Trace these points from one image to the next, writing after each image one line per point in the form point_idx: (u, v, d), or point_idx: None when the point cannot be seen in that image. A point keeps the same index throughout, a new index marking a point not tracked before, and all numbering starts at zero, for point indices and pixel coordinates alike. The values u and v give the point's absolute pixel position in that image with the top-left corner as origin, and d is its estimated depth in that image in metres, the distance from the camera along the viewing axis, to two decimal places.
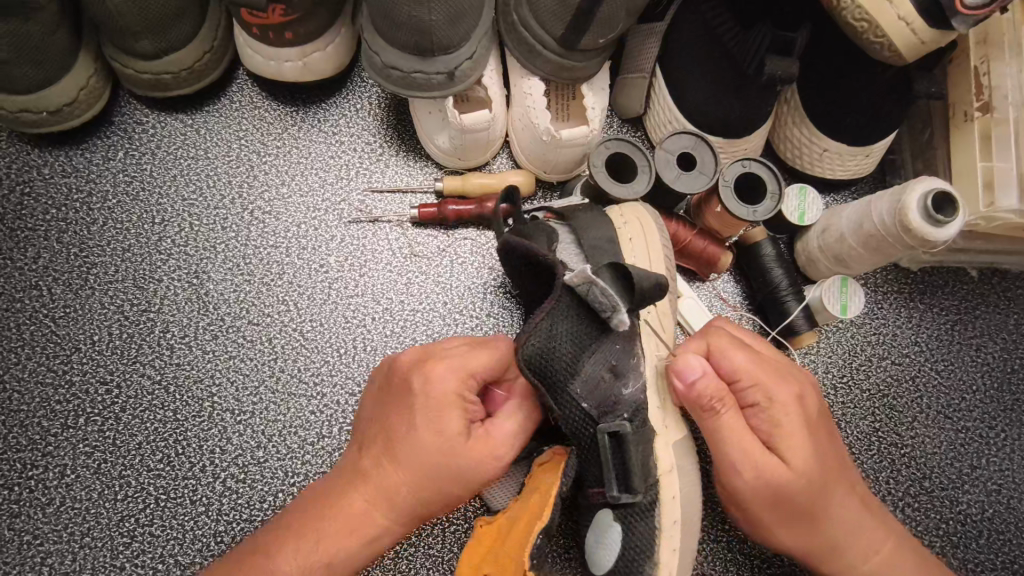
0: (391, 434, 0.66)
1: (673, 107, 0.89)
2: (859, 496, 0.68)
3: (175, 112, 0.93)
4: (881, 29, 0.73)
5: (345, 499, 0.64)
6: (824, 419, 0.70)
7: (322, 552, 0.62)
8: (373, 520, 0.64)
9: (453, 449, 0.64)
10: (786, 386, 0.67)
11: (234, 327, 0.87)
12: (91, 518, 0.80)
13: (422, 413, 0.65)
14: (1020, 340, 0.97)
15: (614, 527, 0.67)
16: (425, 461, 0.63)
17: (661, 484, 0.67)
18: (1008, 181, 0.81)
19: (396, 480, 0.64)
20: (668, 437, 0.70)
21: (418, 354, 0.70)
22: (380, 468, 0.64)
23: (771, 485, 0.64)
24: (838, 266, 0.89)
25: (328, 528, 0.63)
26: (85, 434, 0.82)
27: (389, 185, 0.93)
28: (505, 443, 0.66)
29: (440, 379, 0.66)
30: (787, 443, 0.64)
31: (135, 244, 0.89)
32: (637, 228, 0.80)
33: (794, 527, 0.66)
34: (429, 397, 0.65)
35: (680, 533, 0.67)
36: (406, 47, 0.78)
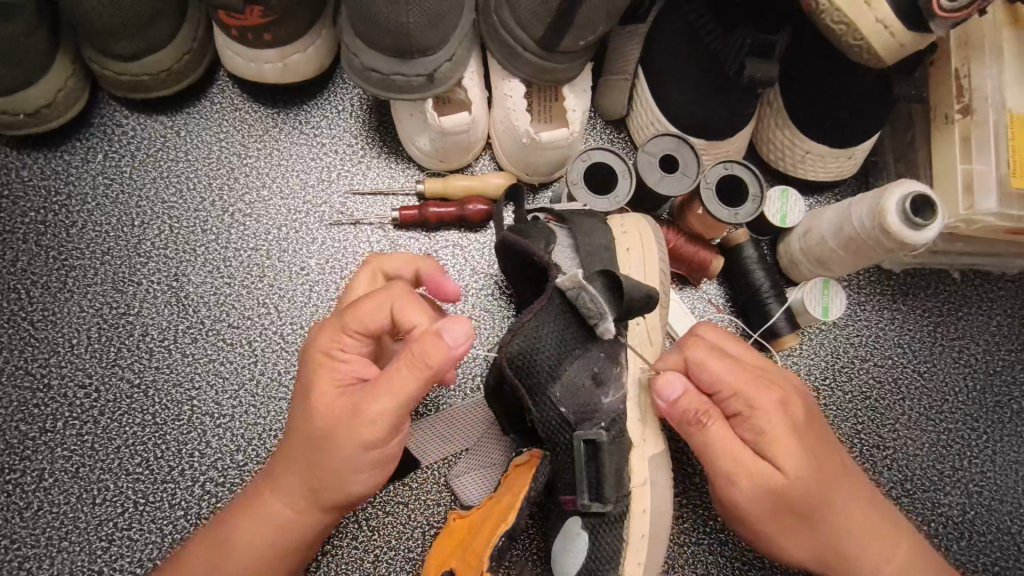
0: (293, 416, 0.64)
1: (656, 109, 0.90)
2: (859, 494, 0.67)
3: (156, 114, 0.92)
4: (860, 31, 0.72)
5: (252, 492, 0.64)
6: (816, 420, 0.68)
7: (231, 547, 0.62)
8: (270, 508, 0.62)
9: (327, 425, 0.59)
10: (771, 391, 0.66)
11: (214, 330, 0.86)
12: (70, 522, 0.79)
13: (305, 392, 0.62)
14: (1002, 341, 0.97)
15: (581, 536, 0.67)
16: (304, 443, 0.61)
17: (632, 497, 0.67)
18: (987, 183, 0.81)
19: (285, 466, 0.62)
20: (643, 451, 0.70)
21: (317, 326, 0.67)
22: (279, 456, 0.63)
23: (766, 494, 0.63)
24: (820, 268, 0.89)
25: (239, 523, 0.63)
26: (63, 438, 0.82)
27: (371, 187, 0.92)
28: (379, 408, 0.59)
29: (318, 353, 0.63)
30: (777, 448, 0.63)
31: (115, 247, 0.88)
32: (636, 241, 0.79)
33: (798, 535, 0.65)
34: (309, 374, 0.63)
35: (646, 548, 0.67)
36: (384, 49, 0.77)
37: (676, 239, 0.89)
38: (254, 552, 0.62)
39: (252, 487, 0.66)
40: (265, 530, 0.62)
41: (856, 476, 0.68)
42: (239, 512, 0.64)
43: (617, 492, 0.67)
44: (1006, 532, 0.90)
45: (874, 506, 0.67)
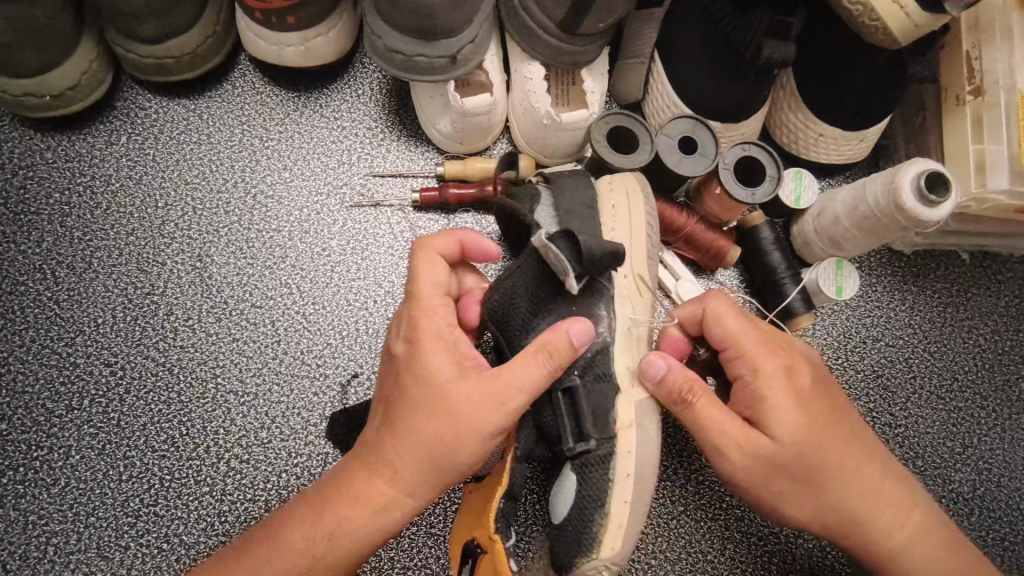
0: (393, 398, 0.64)
1: (670, 91, 0.91)
2: (865, 457, 0.67)
3: (177, 98, 0.93)
4: (876, 12, 0.74)
5: (346, 474, 0.63)
6: (826, 384, 0.69)
7: (329, 532, 0.61)
8: (377, 490, 0.61)
9: (452, 398, 0.61)
10: (776, 353, 0.68)
11: (237, 310, 0.88)
12: (97, 498, 0.81)
13: (413, 367, 0.63)
14: (1010, 322, 0.99)
15: (568, 476, 0.72)
16: (420, 417, 0.61)
17: (617, 437, 0.71)
18: (999, 162, 0.82)
19: (394, 444, 0.62)
20: (630, 397, 0.72)
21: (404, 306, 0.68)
22: (378, 436, 0.63)
23: (758, 455, 0.65)
24: (832, 248, 0.91)
25: (336, 507, 0.62)
26: (90, 415, 0.83)
27: (391, 170, 0.94)
28: (508, 379, 0.62)
29: (427, 330, 0.64)
30: (772, 409, 0.65)
31: (138, 228, 0.89)
32: (622, 197, 0.80)
33: (793, 497, 0.66)
34: (418, 350, 0.63)
35: (631, 488, 0.70)
36: (408, 30, 0.78)
37: (693, 223, 0.90)
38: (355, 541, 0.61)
39: (333, 469, 0.65)
40: (370, 510, 0.61)
41: (865, 440, 0.69)
42: (322, 500, 0.63)
43: (601, 433, 0.71)
44: (1015, 507, 0.92)
45: (880, 471, 0.68)
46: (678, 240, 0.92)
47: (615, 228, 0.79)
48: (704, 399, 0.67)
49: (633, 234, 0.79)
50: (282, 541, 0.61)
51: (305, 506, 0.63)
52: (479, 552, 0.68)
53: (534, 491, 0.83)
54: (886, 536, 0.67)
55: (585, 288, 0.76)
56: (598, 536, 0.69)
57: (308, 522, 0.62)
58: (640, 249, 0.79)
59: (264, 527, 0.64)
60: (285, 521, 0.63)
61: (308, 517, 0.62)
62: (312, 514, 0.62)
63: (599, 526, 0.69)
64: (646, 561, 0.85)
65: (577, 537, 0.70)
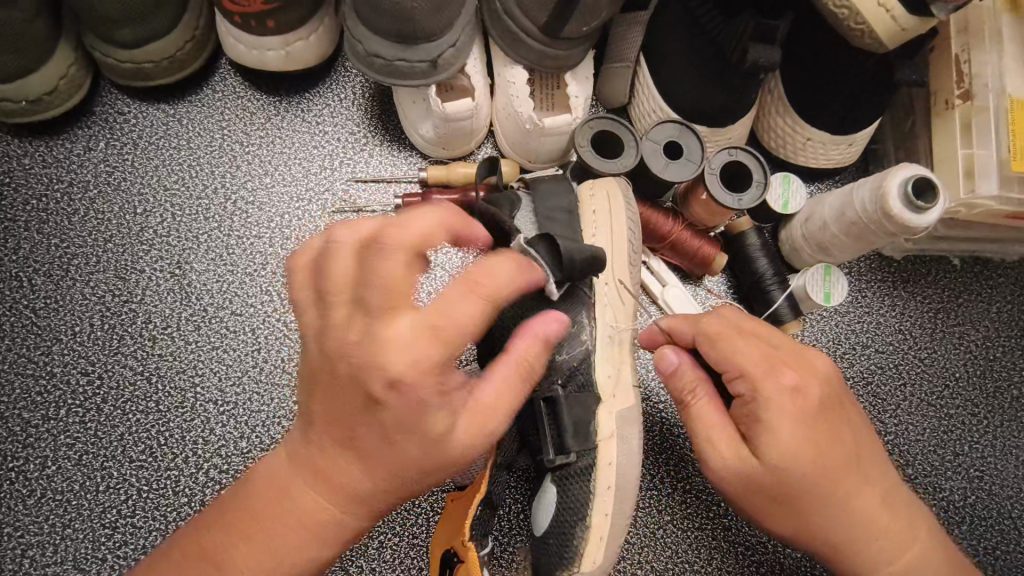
0: (352, 429, 0.52)
1: (657, 95, 0.90)
2: (867, 486, 0.63)
3: (157, 103, 0.92)
4: (861, 15, 0.73)
5: (298, 505, 0.54)
6: (836, 407, 0.64)
7: (284, 567, 0.54)
8: (340, 525, 0.54)
9: (447, 439, 0.52)
10: (786, 374, 0.63)
11: (217, 318, 0.86)
12: (73, 509, 0.79)
13: (393, 411, 0.51)
14: (1001, 327, 0.98)
15: (550, 488, 0.72)
16: (403, 461, 0.52)
17: (598, 448, 0.70)
18: (988, 167, 0.81)
19: (360, 481, 0.53)
20: (611, 407, 0.72)
21: (377, 331, 0.51)
22: (337, 470, 0.53)
23: (748, 477, 0.62)
24: (821, 254, 0.90)
25: (292, 543, 0.54)
26: (66, 425, 0.82)
27: (373, 175, 0.93)
28: (508, 394, 0.55)
29: (416, 368, 0.51)
30: (771, 435, 0.60)
31: (117, 235, 0.88)
32: (603, 202, 0.80)
33: (782, 519, 0.63)
34: (409, 397, 0.51)
35: (612, 500, 0.68)
36: (388, 34, 0.77)
37: (679, 231, 0.89)
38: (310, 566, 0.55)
39: (273, 487, 0.55)
40: (331, 545, 0.55)
41: (871, 468, 0.64)
42: (269, 531, 0.54)
43: (581, 446, 0.69)
44: (1007, 516, 0.91)
45: (882, 500, 0.64)
46: (664, 247, 0.91)
47: (595, 234, 0.79)
48: (701, 404, 0.65)
49: (612, 241, 0.79)
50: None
51: (245, 533, 0.54)
52: (457, 559, 0.68)
53: (519, 502, 0.82)
54: (877, 566, 0.64)
55: (567, 296, 0.74)
56: (578, 549, 0.67)
57: (256, 559, 0.53)
58: (620, 255, 0.78)
59: (196, 545, 0.56)
60: (223, 549, 0.54)
61: (255, 550, 0.54)
62: (262, 550, 0.54)
63: (580, 538, 0.67)
64: (632, 573, 0.83)
65: (559, 551, 0.69)
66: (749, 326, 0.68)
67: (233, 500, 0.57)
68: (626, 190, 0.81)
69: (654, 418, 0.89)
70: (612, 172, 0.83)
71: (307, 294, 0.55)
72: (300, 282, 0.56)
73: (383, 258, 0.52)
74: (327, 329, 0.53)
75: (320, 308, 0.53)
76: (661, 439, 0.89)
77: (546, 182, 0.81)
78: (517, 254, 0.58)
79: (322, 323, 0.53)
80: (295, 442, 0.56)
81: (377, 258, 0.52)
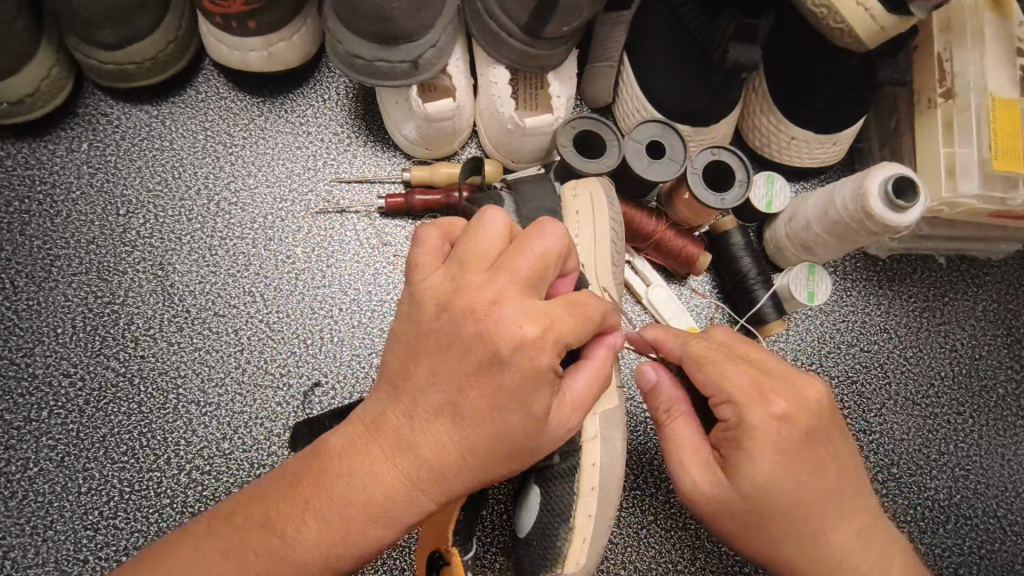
0: (451, 398, 0.52)
1: (641, 95, 0.90)
2: (847, 521, 0.60)
3: (141, 104, 0.92)
4: (841, 14, 0.73)
5: (374, 473, 0.53)
6: (825, 438, 0.60)
7: (352, 539, 0.52)
8: (411, 501, 0.53)
9: (540, 420, 0.53)
10: (775, 402, 0.59)
11: (200, 319, 0.86)
12: (55, 511, 0.79)
13: (500, 380, 0.52)
14: (987, 326, 0.98)
15: (533, 490, 0.73)
16: (492, 437, 0.52)
17: (582, 449, 0.69)
18: (970, 166, 0.81)
19: (446, 453, 0.53)
20: (595, 407, 0.71)
21: (515, 311, 0.52)
22: (423, 441, 0.53)
23: (721, 499, 0.60)
24: (805, 253, 0.90)
25: (363, 513, 0.52)
26: (48, 427, 0.82)
27: (357, 176, 0.93)
28: (593, 392, 0.59)
29: (540, 342, 0.52)
30: (750, 462, 0.58)
31: (100, 236, 0.88)
32: (586, 202, 0.81)
33: (746, 542, 0.61)
34: (531, 368, 0.52)
35: (596, 501, 0.68)
36: (368, 35, 0.77)
37: (664, 230, 0.89)
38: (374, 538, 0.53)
39: (347, 456, 0.54)
40: (398, 522, 0.53)
41: (855, 503, 0.61)
42: (345, 500, 0.52)
43: (560, 445, 0.70)
44: (992, 515, 0.90)
45: (861, 537, 0.61)
46: (649, 247, 0.91)
47: (578, 235, 0.80)
48: (680, 425, 0.65)
49: (593, 241, 0.79)
50: (292, 543, 0.51)
51: (314, 498, 0.52)
52: (441, 562, 0.66)
53: (502, 501, 0.82)
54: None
55: None
56: (558, 551, 0.67)
57: (326, 524, 0.51)
58: (603, 256, 0.79)
59: (257, 513, 0.53)
60: (294, 514, 0.52)
61: (322, 517, 0.51)
62: (330, 517, 0.51)
63: (560, 539, 0.67)
64: (615, 572, 0.83)
65: (539, 551, 0.69)
66: (739, 349, 0.65)
67: (300, 467, 0.55)
68: (609, 189, 0.82)
69: (638, 418, 0.89)
70: (594, 171, 0.83)
71: (433, 262, 0.57)
72: (427, 247, 0.57)
73: (544, 244, 0.55)
74: (454, 290, 0.54)
75: (459, 271, 0.55)
76: (646, 438, 0.89)
77: (528, 182, 0.81)
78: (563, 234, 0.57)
79: (456, 283, 0.54)
80: (376, 411, 0.55)
81: (534, 240, 0.55)
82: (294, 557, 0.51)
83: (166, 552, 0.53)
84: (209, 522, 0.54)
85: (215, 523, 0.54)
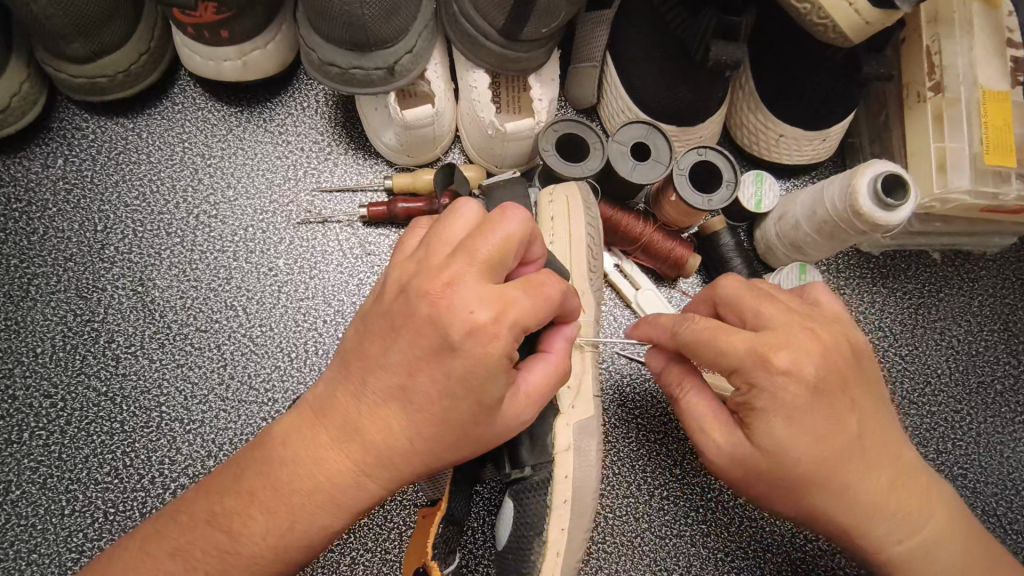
0: (401, 381, 0.53)
1: (625, 95, 0.88)
2: (872, 472, 0.60)
3: (116, 117, 0.91)
4: (825, 9, 0.71)
5: (320, 464, 0.54)
6: (839, 386, 0.58)
7: (298, 529, 0.53)
8: (361, 490, 0.54)
9: (489, 406, 0.54)
10: (780, 360, 0.57)
11: (181, 335, 0.85)
12: (39, 534, 0.78)
13: (450, 391, 0.52)
14: (984, 322, 0.96)
15: (508, 504, 0.70)
16: (451, 440, 0.54)
17: (554, 461, 0.68)
18: (960, 161, 0.80)
19: (394, 437, 0.53)
20: (570, 417, 0.71)
21: (468, 293, 0.52)
22: (372, 430, 0.53)
23: (741, 460, 0.60)
24: (795, 253, 0.88)
25: (307, 503, 0.53)
26: (30, 449, 0.80)
27: (339, 185, 0.91)
28: (547, 386, 0.58)
29: (494, 328, 0.52)
30: (763, 421, 0.58)
31: (77, 253, 0.86)
32: (563, 208, 0.79)
33: (781, 501, 0.61)
34: (482, 354, 0.51)
35: (570, 513, 0.67)
36: (342, 42, 0.75)
37: (650, 233, 0.87)
38: (322, 526, 0.54)
39: (292, 445, 0.55)
40: (345, 510, 0.54)
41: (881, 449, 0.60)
42: (289, 498, 0.53)
43: (538, 458, 0.68)
44: (993, 514, 0.89)
45: (889, 484, 0.60)
46: (636, 250, 0.89)
47: (554, 242, 0.79)
48: (693, 395, 0.65)
49: (571, 246, 0.78)
50: (237, 536, 0.53)
51: (257, 492, 0.53)
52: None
53: (491, 513, 0.81)
54: (885, 547, 0.61)
55: None
56: (536, 566, 0.66)
57: (271, 517, 0.53)
58: (581, 264, 0.78)
59: (198, 514, 0.54)
60: (238, 507, 0.53)
61: (267, 509, 0.53)
62: (275, 509, 0.53)
63: (537, 554, 0.66)
64: None
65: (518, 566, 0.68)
66: (749, 305, 0.62)
67: (243, 461, 0.56)
68: (586, 192, 0.80)
69: (627, 424, 0.88)
70: (575, 176, 0.81)
71: (405, 251, 0.57)
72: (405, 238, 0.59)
73: (505, 228, 0.53)
74: (413, 275, 0.54)
75: (422, 257, 0.55)
76: (638, 445, 0.87)
77: (504, 187, 0.79)
78: (528, 216, 0.55)
79: (416, 269, 0.54)
80: (320, 396, 0.56)
81: (495, 226, 0.53)
82: (241, 552, 0.53)
83: (120, 549, 0.55)
84: (160, 518, 0.56)
85: (162, 523, 0.55)
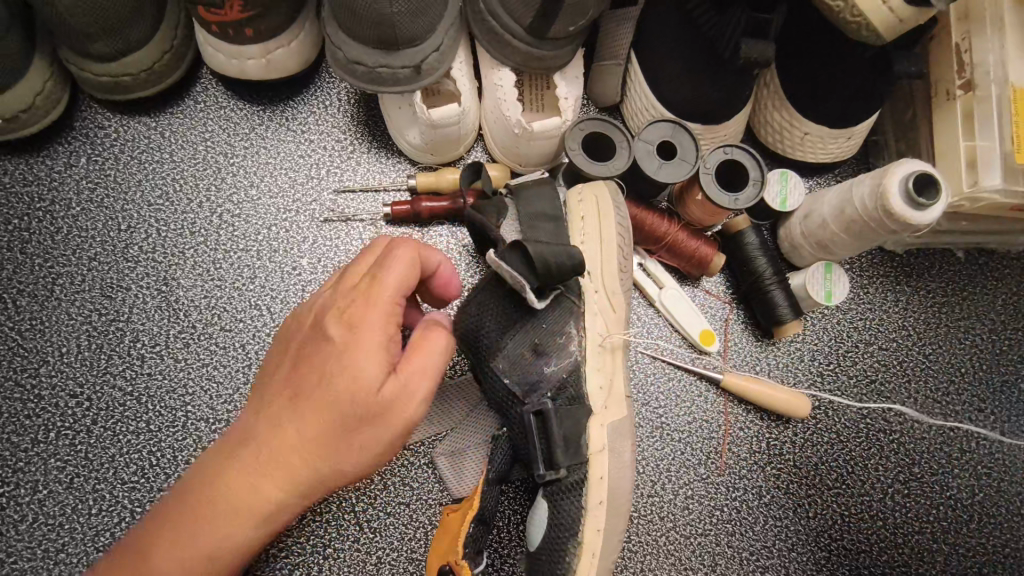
0: (290, 386, 0.57)
1: (650, 93, 0.87)
2: None
3: (138, 115, 0.91)
4: (857, 7, 0.70)
5: (221, 476, 0.56)
6: None
7: (209, 549, 0.55)
8: (263, 496, 0.55)
9: (359, 404, 0.54)
10: None
11: (206, 334, 0.85)
12: (66, 534, 0.78)
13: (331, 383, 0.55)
14: (1009, 320, 0.96)
15: (542, 505, 0.70)
16: (341, 432, 0.55)
17: (588, 462, 0.68)
18: (991, 159, 0.79)
19: (285, 438, 0.55)
20: (603, 418, 0.70)
21: (340, 298, 0.58)
22: (268, 435, 0.56)
23: None
24: (820, 251, 0.88)
25: (214, 515, 0.55)
26: (56, 448, 0.81)
27: (361, 184, 0.91)
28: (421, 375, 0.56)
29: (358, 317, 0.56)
30: None
31: (101, 252, 0.86)
32: (592, 207, 0.78)
33: None
34: (346, 346, 0.55)
35: (604, 515, 0.67)
36: (368, 41, 0.75)
37: (675, 232, 0.87)
38: (228, 537, 0.55)
39: (203, 465, 0.58)
40: (251, 519, 0.55)
41: None
42: (195, 513, 0.55)
43: (571, 459, 0.68)
44: (1017, 513, 0.89)
45: None
46: (661, 249, 0.88)
47: (584, 241, 0.77)
48: None
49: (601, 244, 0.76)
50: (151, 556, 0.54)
51: (176, 528, 0.55)
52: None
53: (517, 512, 0.81)
54: None
55: (553, 305, 0.71)
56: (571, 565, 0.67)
57: (178, 532, 0.55)
58: (611, 262, 0.76)
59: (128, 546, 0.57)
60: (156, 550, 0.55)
61: (182, 543, 0.55)
62: (183, 524, 0.55)
63: (573, 554, 0.67)
64: None
65: (552, 566, 0.68)
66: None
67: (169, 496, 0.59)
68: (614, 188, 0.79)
69: (653, 424, 0.87)
70: (601, 175, 0.81)
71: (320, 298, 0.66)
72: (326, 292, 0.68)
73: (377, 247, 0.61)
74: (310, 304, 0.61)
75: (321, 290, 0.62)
76: (663, 444, 0.87)
77: (530, 186, 0.77)
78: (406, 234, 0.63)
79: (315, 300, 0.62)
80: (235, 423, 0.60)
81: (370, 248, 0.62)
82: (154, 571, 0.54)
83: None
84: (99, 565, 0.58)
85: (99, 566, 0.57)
